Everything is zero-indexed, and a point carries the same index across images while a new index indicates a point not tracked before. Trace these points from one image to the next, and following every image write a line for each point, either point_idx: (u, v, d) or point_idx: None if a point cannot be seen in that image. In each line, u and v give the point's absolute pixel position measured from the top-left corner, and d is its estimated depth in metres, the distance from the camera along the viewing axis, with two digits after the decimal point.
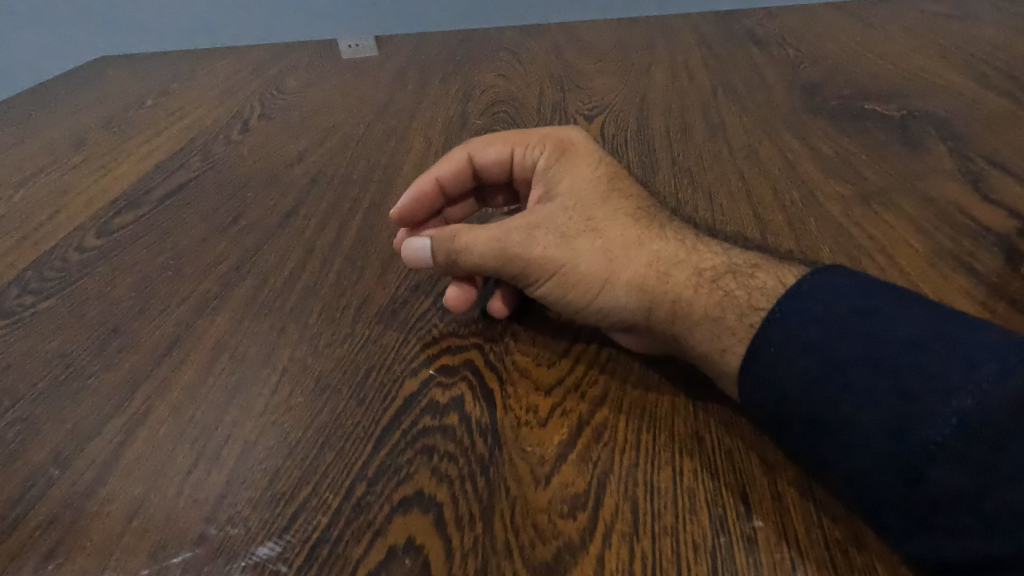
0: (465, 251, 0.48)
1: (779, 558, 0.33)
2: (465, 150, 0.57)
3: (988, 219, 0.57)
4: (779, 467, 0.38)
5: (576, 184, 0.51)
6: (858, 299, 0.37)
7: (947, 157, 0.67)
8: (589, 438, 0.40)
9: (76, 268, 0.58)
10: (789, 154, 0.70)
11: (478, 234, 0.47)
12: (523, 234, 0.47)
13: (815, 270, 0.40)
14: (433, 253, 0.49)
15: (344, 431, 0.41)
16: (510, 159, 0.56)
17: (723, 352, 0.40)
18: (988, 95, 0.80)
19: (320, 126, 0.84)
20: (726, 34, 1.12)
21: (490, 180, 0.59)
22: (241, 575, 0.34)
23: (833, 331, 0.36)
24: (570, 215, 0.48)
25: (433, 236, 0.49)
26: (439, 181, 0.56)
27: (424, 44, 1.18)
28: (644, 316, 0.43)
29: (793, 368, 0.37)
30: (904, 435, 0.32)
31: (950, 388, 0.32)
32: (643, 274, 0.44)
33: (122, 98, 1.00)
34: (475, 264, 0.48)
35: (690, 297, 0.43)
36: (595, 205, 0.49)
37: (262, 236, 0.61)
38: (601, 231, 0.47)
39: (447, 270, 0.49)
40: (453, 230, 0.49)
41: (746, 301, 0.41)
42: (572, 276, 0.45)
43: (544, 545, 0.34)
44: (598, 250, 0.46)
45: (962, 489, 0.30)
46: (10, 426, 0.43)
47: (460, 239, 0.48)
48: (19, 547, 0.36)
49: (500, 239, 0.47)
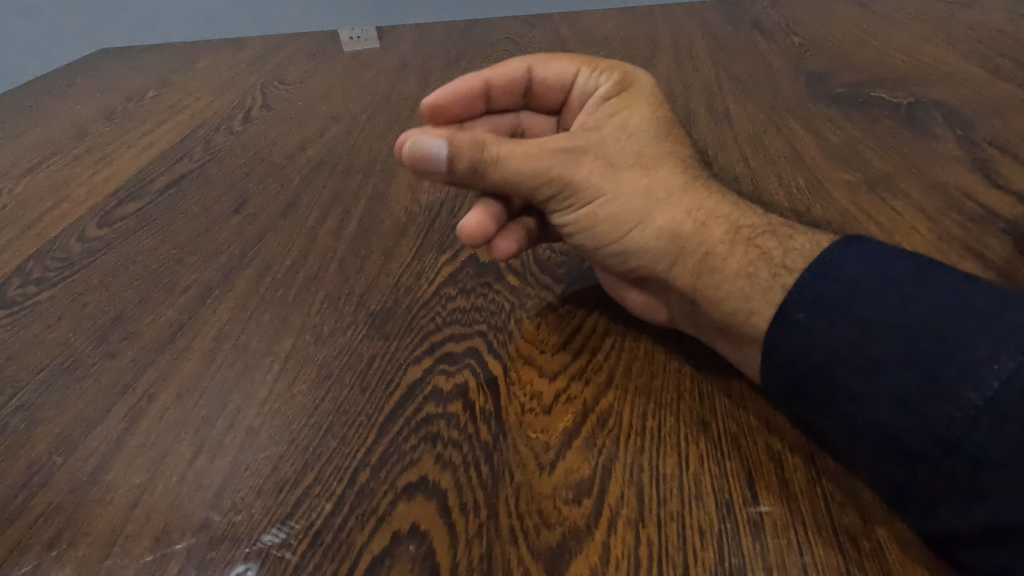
0: (495, 165, 0.45)
1: (785, 543, 0.33)
2: (526, 62, 0.57)
3: (997, 205, 0.56)
4: (786, 453, 0.38)
5: (632, 121, 0.50)
6: (889, 268, 0.37)
7: (954, 143, 0.66)
8: (594, 424, 0.40)
9: (79, 258, 0.58)
10: (794, 141, 0.70)
11: (513, 149, 0.45)
12: (568, 156, 0.46)
13: (847, 240, 0.40)
14: (454, 159, 0.44)
15: (348, 418, 0.41)
16: (572, 79, 0.56)
17: (749, 316, 0.41)
18: (996, 81, 0.79)
19: (322, 116, 0.84)
20: (729, 23, 1.10)
21: (545, 100, 0.58)
22: (245, 561, 0.34)
23: (863, 300, 0.37)
24: (622, 147, 0.48)
25: (453, 138, 0.44)
26: (488, 84, 0.56)
27: (425, 35, 1.17)
28: (674, 260, 0.45)
29: (820, 338, 0.37)
30: (936, 401, 0.33)
31: (989, 350, 0.32)
32: (679, 221, 0.45)
33: (123, 89, 0.99)
34: (503, 180, 0.46)
35: (723, 252, 0.43)
36: (649, 143, 0.49)
37: (264, 226, 0.61)
38: (650, 170, 0.47)
39: (461, 181, 0.46)
40: (479, 136, 0.45)
41: (779, 261, 0.42)
42: (605, 211, 0.46)
43: (549, 531, 0.34)
44: (641, 188, 0.46)
45: (996, 454, 0.30)
46: (12, 415, 0.43)
47: (491, 151, 0.44)
48: (22, 535, 0.36)
49: (542, 159, 0.45)
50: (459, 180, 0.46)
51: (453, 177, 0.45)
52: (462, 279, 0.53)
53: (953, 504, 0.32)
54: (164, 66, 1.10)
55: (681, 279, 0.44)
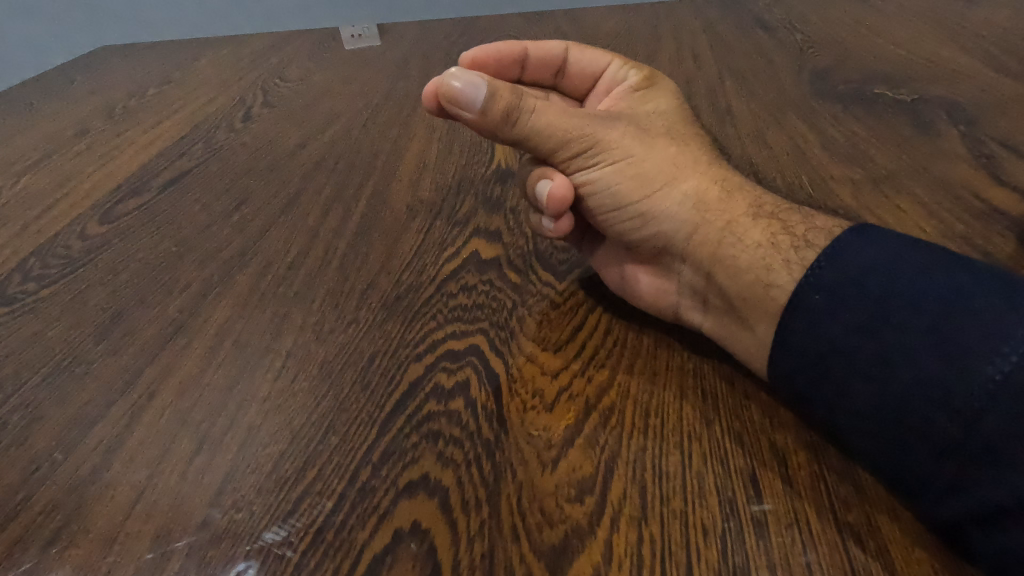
0: (529, 114, 0.47)
1: (789, 541, 0.33)
2: (565, 43, 0.60)
3: (1001, 202, 0.56)
4: (789, 451, 0.38)
5: (661, 107, 0.54)
6: (905, 249, 0.37)
7: (958, 140, 0.66)
8: (597, 421, 0.40)
9: (79, 255, 0.58)
10: (797, 138, 0.70)
11: (548, 105, 0.48)
12: (602, 120, 0.49)
13: (855, 229, 0.39)
14: (491, 96, 0.46)
15: (349, 415, 0.41)
16: (603, 69, 0.59)
17: (769, 288, 0.41)
18: (1000, 78, 0.79)
19: (324, 113, 0.84)
20: (731, 21, 1.10)
21: (572, 85, 0.61)
22: (246, 559, 0.33)
23: (879, 276, 0.36)
24: (653, 122, 0.52)
25: (492, 80, 0.46)
26: (527, 53, 0.59)
27: (427, 32, 1.16)
28: (695, 226, 0.46)
29: (835, 313, 0.37)
30: (953, 375, 0.32)
31: (1009, 323, 0.31)
32: (704, 189, 0.47)
33: (123, 86, 0.99)
34: (533, 131, 0.48)
35: (746, 223, 0.45)
36: (678, 124, 0.53)
37: (267, 222, 0.60)
38: (680, 144, 0.50)
39: (491, 127, 0.47)
40: (520, 90, 0.48)
41: (800, 234, 0.43)
42: (632, 170, 0.47)
43: (551, 529, 0.34)
44: (669, 156, 0.48)
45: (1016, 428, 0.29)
46: (13, 413, 0.42)
47: (531, 102, 0.47)
48: (22, 532, 0.35)
49: (574, 117, 0.48)
50: (490, 125, 0.47)
51: (485, 120, 0.47)
52: (463, 276, 0.53)
53: (968, 486, 0.30)
54: (163, 63, 1.09)
55: (701, 247, 0.46)
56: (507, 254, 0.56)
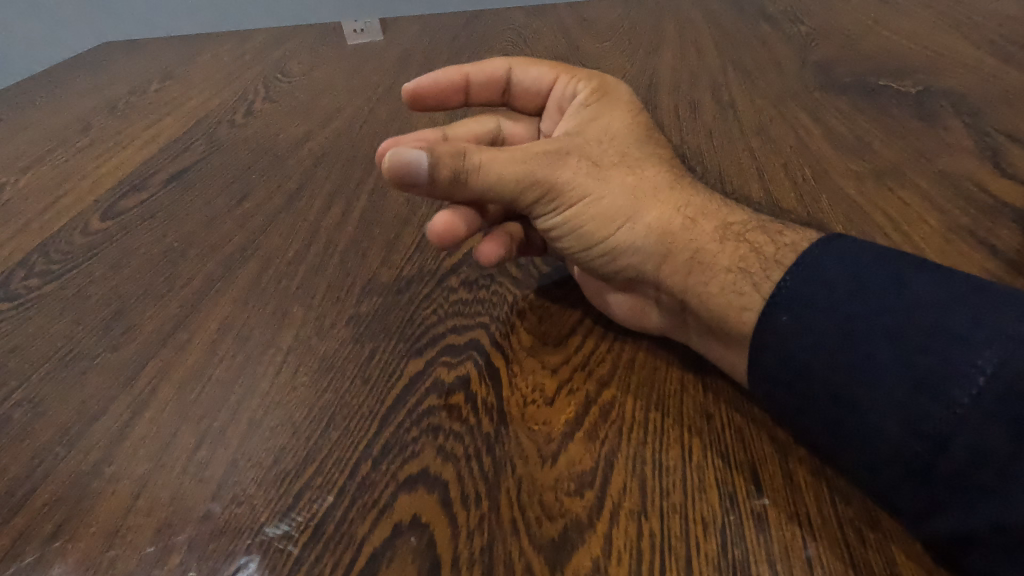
0: (475, 172, 0.43)
1: (789, 535, 0.33)
2: (506, 63, 0.58)
3: (1007, 194, 0.56)
4: (790, 445, 0.37)
5: (613, 125, 0.51)
6: (872, 264, 0.36)
7: (963, 132, 0.65)
8: (597, 416, 0.39)
9: (82, 251, 0.58)
10: (800, 131, 0.69)
11: (495, 155, 0.44)
12: (552, 157, 0.45)
13: (823, 241, 0.39)
14: (434, 164, 0.41)
15: (350, 409, 0.41)
16: (552, 85, 0.57)
17: (741, 311, 0.40)
18: (1007, 70, 0.77)
19: (324, 108, 0.84)
20: (737, 12, 1.09)
21: (523, 100, 0.59)
22: (248, 552, 0.33)
23: (847, 297, 0.35)
24: (606, 148, 0.49)
25: (431, 148, 0.41)
26: (469, 77, 0.57)
27: (429, 26, 1.16)
28: (659, 261, 0.44)
29: (809, 332, 0.36)
30: (925, 398, 0.31)
31: (978, 343, 0.31)
32: (669, 217, 0.45)
33: (127, 81, 0.99)
34: (485, 187, 0.44)
35: (713, 248, 0.43)
36: (632, 145, 0.50)
37: (267, 218, 0.60)
38: (636, 170, 0.47)
39: (441, 192, 0.43)
40: (458, 146, 0.43)
41: (769, 254, 0.41)
42: (592, 211, 0.45)
43: (550, 523, 0.34)
44: (628, 186, 0.46)
45: (994, 443, 0.29)
46: (17, 406, 0.43)
47: (473, 159, 0.43)
48: (25, 526, 0.36)
49: (524, 160, 0.44)
50: (439, 191, 0.43)
51: (433, 188, 0.43)
52: (464, 272, 0.52)
53: (958, 498, 0.30)
54: (167, 58, 1.10)
55: (670, 276, 0.44)
56: None
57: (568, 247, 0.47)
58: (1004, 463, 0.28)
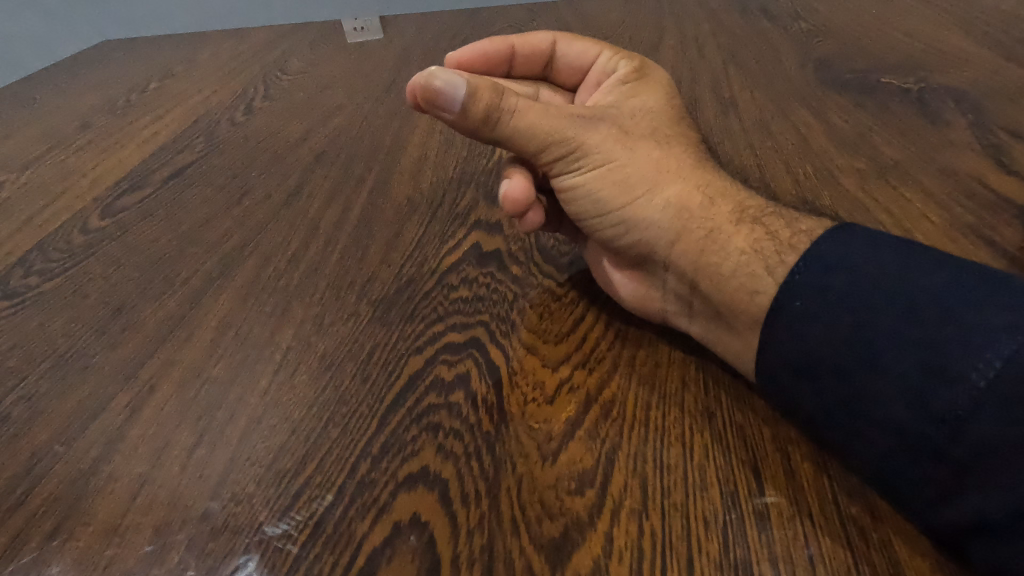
0: (509, 114, 0.45)
1: (791, 535, 0.32)
2: (551, 35, 0.59)
3: (1010, 191, 0.55)
4: (792, 443, 0.37)
5: (649, 101, 0.52)
6: (883, 256, 0.36)
7: (966, 129, 0.65)
8: (597, 414, 0.39)
9: (82, 249, 0.58)
10: (802, 127, 0.69)
11: (530, 104, 0.46)
12: (585, 120, 0.47)
13: (833, 231, 0.39)
14: (472, 95, 0.44)
15: (350, 408, 0.40)
16: (594, 59, 0.57)
17: (753, 295, 0.40)
18: (1009, 67, 0.77)
19: (325, 105, 0.84)
20: (737, 9, 1.08)
21: (564, 75, 0.60)
22: (246, 552, 0.33)
23: (855, 286, 0.35)
24: (639, 122, 0.49)
25: (472, 80, 0.44)
26: (514, 49, 0.59)
27: (429, 24, 1.16)
28: (675, 236, 0.44)
29: (820, 321, 0.36)
30: (934, 388, 0.31)
31: (990, 329, 0.30)
32: (688, 194, 0.45)
33: (126, 80, 0.99)
34: (514, 131, 0.46)
35: (728, 230, 0.43)
36: (665, 121, 0.51)
37: (268, 215, 0.60)
38: (665, 146, 0.48)
39: (473, 126, 0.46)
40: (499, 87, 0.45)
41: (784, 239, 0.41)
42: (613, 175, 0.46)
43: (551, 522, 0.34)
44: (653, 159, 0.46)
45: (1003, 435, 0.28)
46: (16, 404, 0.43)
47: (510, 102, 0.45)
48: (23, 525, 0.35)
49: (557, 116, 0.46)
50: (471, 125, 0.46)
51: (467, 120, 0.45)
52: (464, 270, 0.52)
53: (966, 490, 0.30)
54: (166, 56, 1.09)
55: (682, 257, 0.44)
56: (508, 246, 0.55)
57: (581, 211, 0.48)
58: (1010, 454, 0.28)
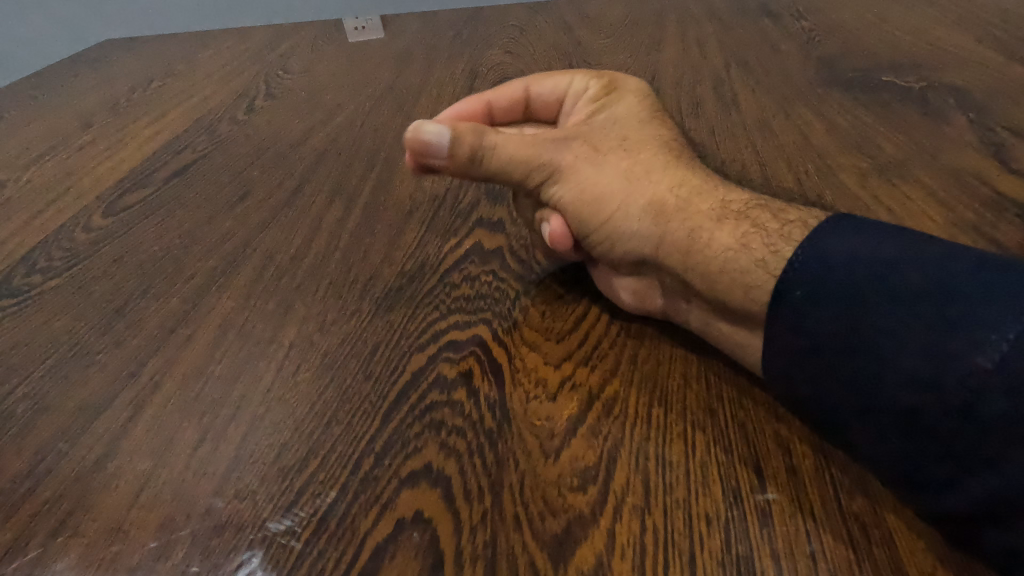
0: (492, 150, 0.48)
1: (793, 531, 0.33)
2: (522, 81, 0.57)
3: (1012, 190, 0.55)
4: (793, 441, 0.37)
5: (618, 111, 0.53)
6: (877, 247, 0.35)
7: (967, 128, 0.65)
8: (599, 412, 0.39)
9: (84, 247, 0.58)
10: (803, 126, 0.69)
11: (508, 138, 0.49)
12: (556, 144, 0.49)
13: (832, 220, 0.39)
14: (454, 141, 0.47)
15: (353, 405, 0.40)
16: (567, 90, 0.56)
17: (747, 291, 0.39)
18: (1011, 66, 0.77)
19: (326, 105, 0.83)
20: (739, 8, 1.08)
21: (544, 114, 0.58)
22: (251, 548, 0.33)
23: (851, 279, 0.35)
24: (608, 133, 0.51)
25: (455, 127, 0.48)
26: (489, 104, 0.57)
27: (430, 23, 1.16)
28: (655, 244, 0.44)
29: (816, 317, 0.36)
30: (935, 376, 0.31)
31: (989, 314, 0.30)
32: (662, 198, 0.45)
33: (128, 78, 0.99)
34: (499, 166, 0.49)
35: (711, 226, 0.43)
36: (634, 128, 0.52)
37: (270, 214, 0.60)
38: (633, 152, 0.49)
39: (461, 168, 0.49)
40: (477, 129, 0.48)
41: (772, 233, 0.41)
42: (587, 193, 0.47)
43: (554, 518, 0.34)
44: (621, 169, 0.47)
45: (1006, 418, 0.28)
46: (20, 402, 0.43)
47: (489, 140, 0.48)
48: (28, 522, 0.36)
49: (533, 147, 0.49)
50: (459, 167, 0.49)
51: (455, 163, 0.48)
52: (466, 268, 0.52)
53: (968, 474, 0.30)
54: (168, 55, 1.09)
55: (669, 257, 0.43)
56: (510, 245, 0.55)
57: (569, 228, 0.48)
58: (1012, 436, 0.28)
